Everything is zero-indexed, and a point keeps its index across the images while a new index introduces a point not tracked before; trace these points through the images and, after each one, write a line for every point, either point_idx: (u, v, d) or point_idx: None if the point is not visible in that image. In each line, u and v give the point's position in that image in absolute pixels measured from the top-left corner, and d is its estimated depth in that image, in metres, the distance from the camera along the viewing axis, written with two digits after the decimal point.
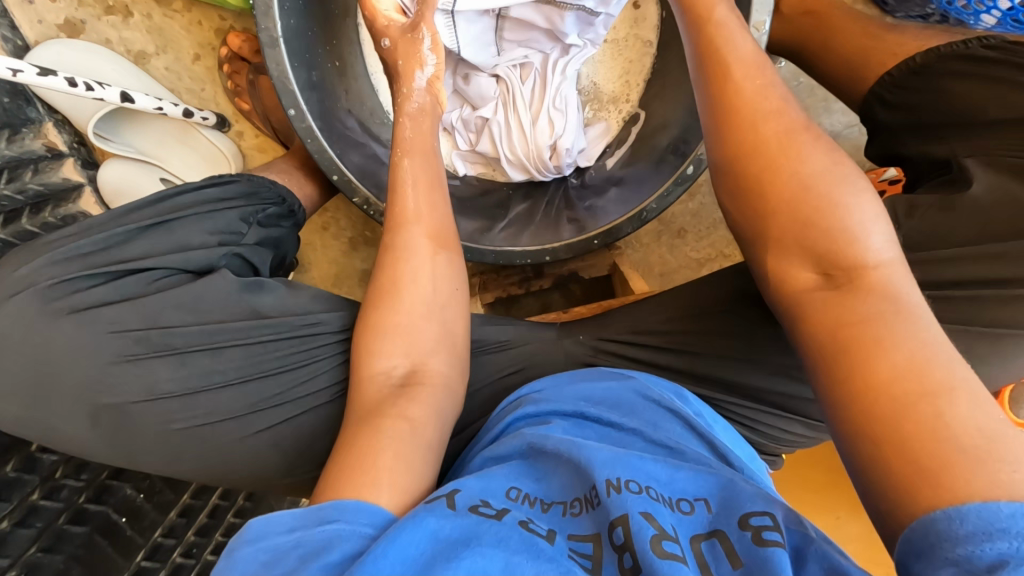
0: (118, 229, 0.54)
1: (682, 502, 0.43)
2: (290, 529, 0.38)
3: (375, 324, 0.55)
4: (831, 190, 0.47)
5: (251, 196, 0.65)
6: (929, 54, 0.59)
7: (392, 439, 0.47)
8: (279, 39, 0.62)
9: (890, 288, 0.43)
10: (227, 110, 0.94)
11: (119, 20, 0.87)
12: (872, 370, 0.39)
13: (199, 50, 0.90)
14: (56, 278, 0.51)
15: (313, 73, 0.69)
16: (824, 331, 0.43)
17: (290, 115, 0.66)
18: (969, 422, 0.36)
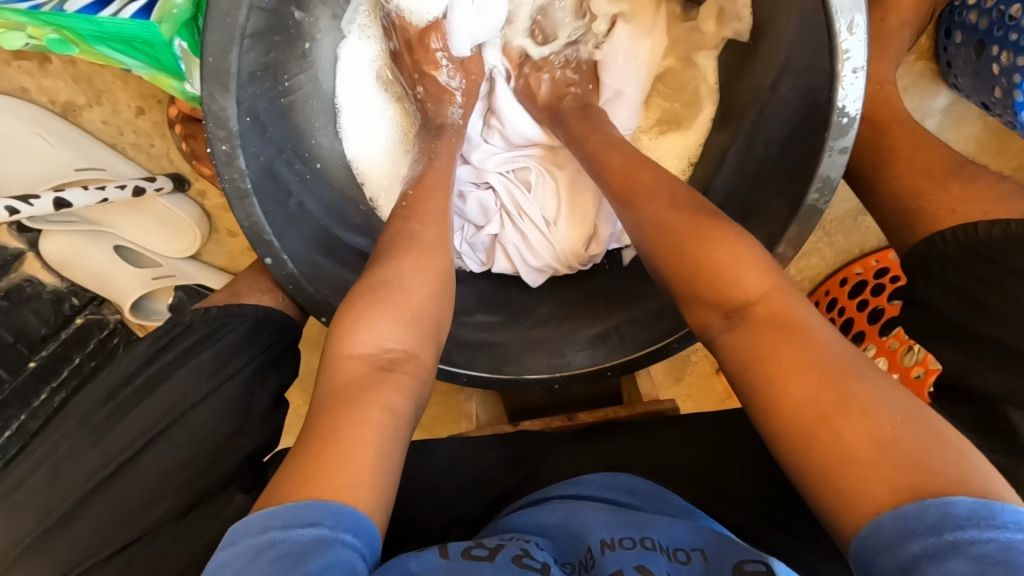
0: (117, 459, 0.55)
1: (679, 551, 0.45)
2: (266, 528, 0.37)
3: (356, 303, 0.49)
4: (721, 241, 0.47)
5: (240, 349, 0.62)
6: (994, 229, 0.54)
7: (375, 435, 0.43)
8: (247, 189, 0.51)
9: (782, 314, 0.43)
10: (185, 167, 0.79)
11: (36, 67, 0.71)
12: (784, 401, 0.40)
13: (141, 102, 0.74)
14: (64, 522, 0.53)
15: (290, 203, 0.58)
16: (732, 372, 0.44)
17: (267, 263, 0.57)
18: (874, 431, 0.36)
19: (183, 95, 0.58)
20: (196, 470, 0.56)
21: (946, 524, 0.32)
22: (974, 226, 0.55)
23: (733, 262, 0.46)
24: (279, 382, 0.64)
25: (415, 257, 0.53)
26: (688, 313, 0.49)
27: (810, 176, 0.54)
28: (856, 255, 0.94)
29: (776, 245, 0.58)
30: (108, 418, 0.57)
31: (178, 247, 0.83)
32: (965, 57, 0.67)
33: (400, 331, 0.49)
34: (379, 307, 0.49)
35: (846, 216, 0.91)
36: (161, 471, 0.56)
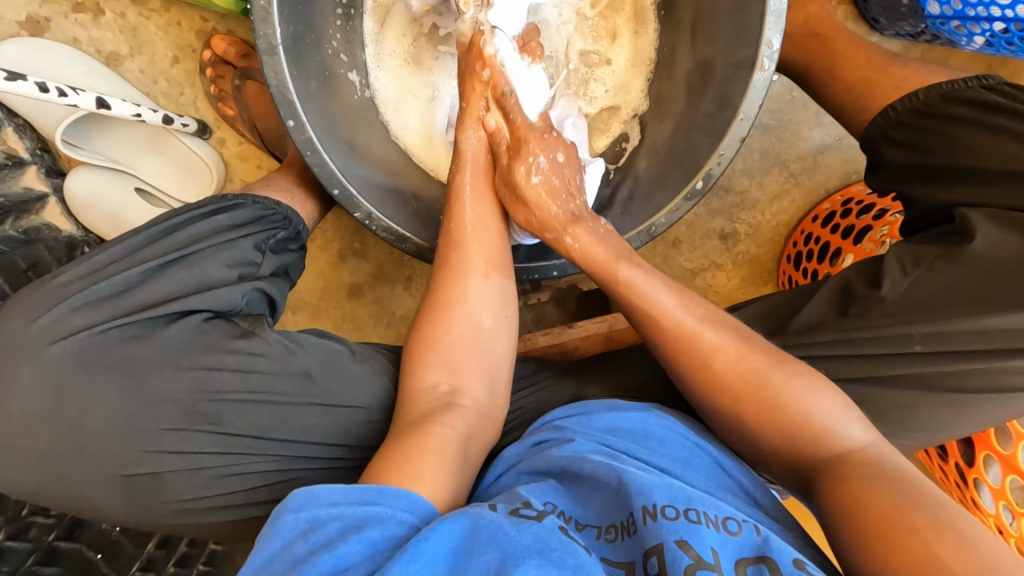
0: (135, 271, 0.53)
1: (728, 521, 0.41)
2: (332, 503, 0.37)
3: (421, 344, 0.56)
4: (800, 398, 0.49)
5: (260, 220, 0.64)
6: (931, 92, 0.63)
7: (443, 441, 0.47)
8: (278, 47, 0.59)
9: (875, 466, 0.44)
10: (208, 115, 0.88)
11: (89, 19, 0.81)
12: (874, 517, 0.40)
13: (178, 52, 0.84)
14: (83, 331, 0.50)
15: (311, 83, 0.66)
16: (824, 510, 0.44)
17: (289, 127, 0.63)
18: (964, 561, 0.36)
19: None
20: (223, 292, 0.55)
21: None
22: (916, 95, 0.64)
23: (812, 403, 0.48)
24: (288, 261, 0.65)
25: (454, 286, 0.59)
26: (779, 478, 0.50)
27: (759, 35, 0.63)
28: (822, 195, 1.03)
29: (734, 119, 0.66)
30: (124, 244, 0.55)
31: (195, 192, 0.90)
32: None
33: (452, 371, 0.55)
34: (435, 351, 0.56)
35: (807, 158, 1.01)
36: (182, 291, 0.54)
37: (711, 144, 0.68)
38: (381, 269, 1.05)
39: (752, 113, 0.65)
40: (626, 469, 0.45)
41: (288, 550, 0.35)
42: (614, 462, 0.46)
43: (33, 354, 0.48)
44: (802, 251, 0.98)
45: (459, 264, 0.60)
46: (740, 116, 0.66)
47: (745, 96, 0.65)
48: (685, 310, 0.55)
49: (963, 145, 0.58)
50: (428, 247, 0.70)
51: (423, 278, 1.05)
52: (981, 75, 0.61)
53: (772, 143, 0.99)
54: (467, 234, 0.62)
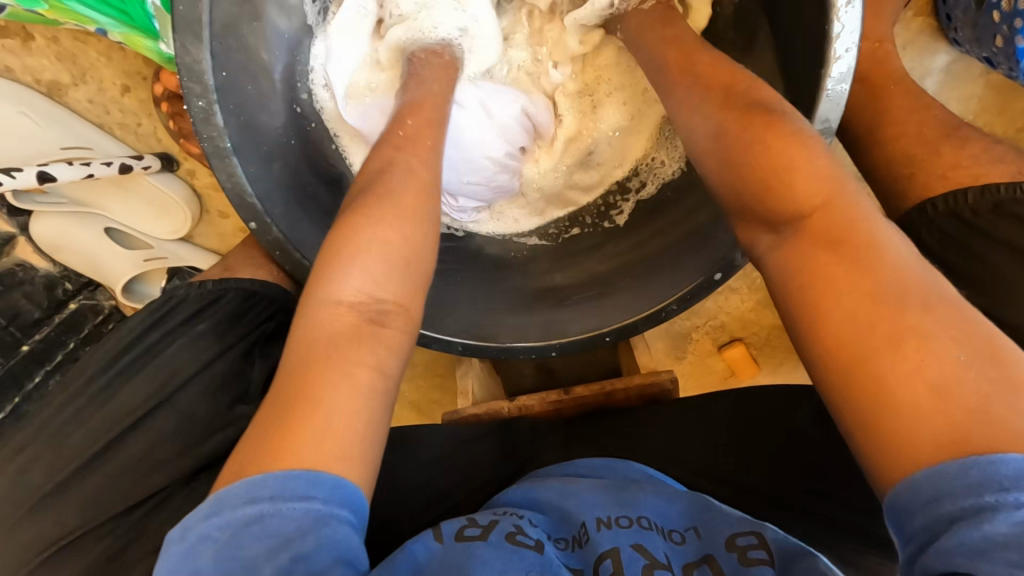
0: (107, 426, 0.51)
1: (673, 533, 0.44)
2: (249, 500, 0.33)
3: (335, 239, 0.44)
4: (783, 138, 0.42)
5: (240, 318, 0.59)
6: (985, 195, 0.51)
7: (347, 392, 0.38)
8: (227, 148, 0.50)
9: (843, 226, 0.38)
10: (173, 147, 0.79)
11: (19, 45, 0.70)
12: (832, 302, 0.36)
13: (126, 79, 0.73)
14: (51, 518, 0.47)
15: (276, 164, 0.56)
16: (786, 288, 0.39)
17: (253, 229, 0.54)
18: (922, 370, 0.31)
19: (158, 55, 0.58)
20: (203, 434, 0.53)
21: (987, 488, 0.27)
22: (964, 193, 0.52)
23: (799, 158, 0.41)
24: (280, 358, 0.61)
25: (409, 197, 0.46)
26: (744, 234, 0.46)
27: (808, 112, 0.52)
28: None
29: None
30: (91, 389, 0.53)
31: (168, 229, 0.83)
32: (965, 9, 0.64)
33: (380, 280, 0.42)
34: (359, 248, 0.43)
35: None
36: (158, 439, 0.52)
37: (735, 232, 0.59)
38: None
39: None
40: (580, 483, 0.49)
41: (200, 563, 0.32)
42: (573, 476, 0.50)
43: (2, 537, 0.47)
44: None
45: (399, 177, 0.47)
46: None
47: None
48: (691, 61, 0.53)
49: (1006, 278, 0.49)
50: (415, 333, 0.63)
51: None
52: None
53: None
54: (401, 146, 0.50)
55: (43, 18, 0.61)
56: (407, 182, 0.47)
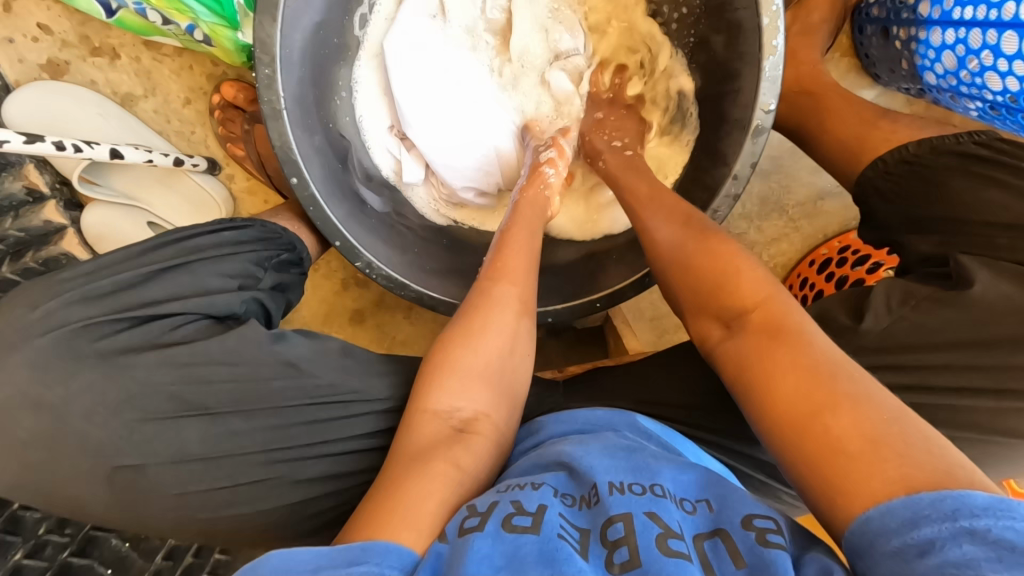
0: (138, 272, 0.61)
1: (685, 501, 0.45)
2: (317, 566, 0.40)
3: (440, 360, 0.59)
4: (729, 256, 0.55)
5: (268, 241, 0.73)
6: (921, 145, 0.63)
7: (439, 478, 0.49)
8: (282, 110, 0.62)
9: (777, 320, 0.48)
10: (219, 153, 0.91)
11: (106, 62, 0.84)
12: (777, 392, 0.44)
13: (190, 93, 0.87)
14: (79, 318, 0.57)
15: (313, 136, 0.68)
16: (738, 376, 0.48)
17: (293, 183, 0.65)
18: (862, 425, 0.39)
19: (234, 44, 0.73)
20: (220, 300, 0.63)
21: (959, 514, 0.33)
22: (905, 147, 0.64)
23: (740, 275, 0.53)
24: (288, 282, 0.74)
25: (489, 315, 0.62)
26: (696, 326, 0.56)
27: (753, 99, 0.64)
28: (821, 240, 1.03)
29: (726, 177, 0.68)
30: (137, 245, 0.63)
31: None
32: (877, 44, 0.80)
33: (471, 397, 0.57)
34: (452, 371, 0.58)
35: (808, 203, 1.01)
36: (177, 293, 0.62)
37: (707, 198, 0.69)
38: (383, 298, 1.07)
39: (745, 172, 0.67)
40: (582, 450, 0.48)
41: None
42: (576, 444, 0.50)
43: (32, 340, 0.55)
44: (797, 296, 0.99)
45: (485, 300, 0.63)
46: (715, 206, 0.68)
47: (739, 154, 0.66)
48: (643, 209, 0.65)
49: (950, 199, 0.59)
50: (427, 295, 0.74)
51: (422, 310, 1.08)
52: (972, 131, 0.61)
53: (771, 188, 1.00)
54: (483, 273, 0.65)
55: (145, 29, 0.76)
56: (502, 293, 0.63)
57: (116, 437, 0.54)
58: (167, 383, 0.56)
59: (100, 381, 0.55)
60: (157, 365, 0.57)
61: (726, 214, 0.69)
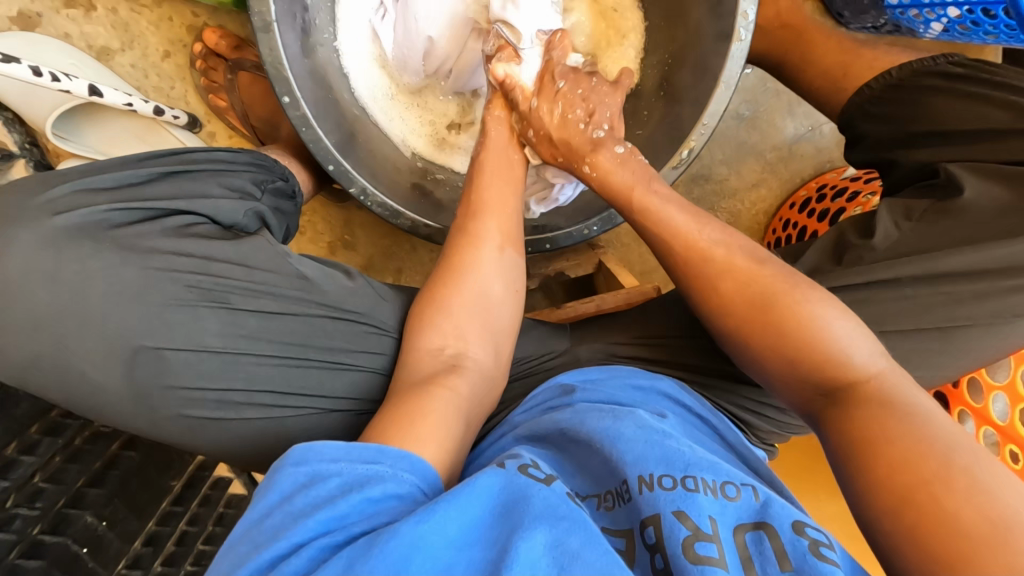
0: (144, 173, 0.59)
1: (728, 486, 0.40)
2: (334, 459, 0.39)
3: (429, 303, 0.58)
4: (817, 307, 0.48)
5: (262, 167, 0.71)
6: (904, 70, 0.67)
7: (437, 404, 0.48)
8: (273, 24, 0.61)
9: (888, 394, 0.41)
10: (199, 109, 0.90)
11: (81, 14, 0.83)
12: (874, 455, 0.38)
13: (168, 46, 0.87)
14: (88, 209, 0.53)
15: (302, 58, 0.67)
16: (833, 442, 0.42)
17: (285, 103, 0.64)
18: (985, 509, 0.33)
19: None
20: (225, 205, 0.60)
21: None
22: (889, 74, 0.68)
23: (840, 332, 0.46)
24: (287, 209, 0.71)
25: (475, 253, 0.61)
26: (779, 385, 0.49)
27: (734, 7, 0.66)
28: (798, 184, 1.07)
29: (714, 88, 0.69)
30: (134, 158, 0.61)
31: None
32: None
33: (458, 335, 0.56)
34: (442, 310, 0.57)
35: (783, 148, 1.05)
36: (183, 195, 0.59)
37: (695, 114, 0.71)
38: (371, 260, 1.05)
39: (734, 78, 0.68)
40: (619, 427, 0.45)
41: (288, 503, 0.37)
42: (605, 418, 0.47)
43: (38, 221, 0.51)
44: (782, 235, 1.02)
45: (474, 236, 0.62)
46: (703, 121, 0.70)
47: (726, 63, 0.67)
48: (700, 231, 0.57)
49: (929, 111, 0.62)
50: (422, 222, 0.73)
51: (412, 271, 1.07)
52: (946, 55, 0.65)
53: (748, 133, 1.03)
54: (485, 212, 0.64)
55: None
56: (491, 233, 0.62)
57: (122, 341, 0.51)
58: (186, 272, 0.54)
59: (112, 267, 0.51)
60: (166, 259, 0.54)
61: (713, 128, 0.71)
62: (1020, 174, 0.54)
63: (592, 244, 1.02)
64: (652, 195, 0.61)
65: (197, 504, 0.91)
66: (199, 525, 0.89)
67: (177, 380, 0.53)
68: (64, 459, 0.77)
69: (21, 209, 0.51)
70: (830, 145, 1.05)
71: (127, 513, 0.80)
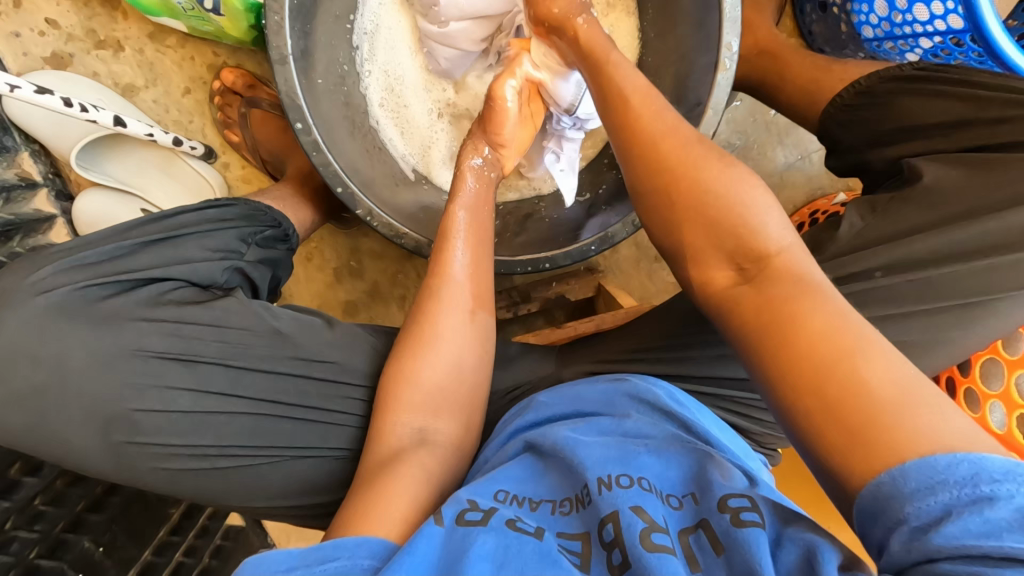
0: (125, 243, 0.59)
1: (670, 496, 0.40)
2: (288, 568, 0.36)
3: (397, 379, 0.57)
4: (737, 182, 0.47)
5: (252, 219, 0.72)
6: (871, 78, 0.69)
7: (402, 484, 0.48)
8: (288, 57, 0.66)
9: (797, 272, 0.43)
10: (215, 141, 0.95)
11: (110, 55, 0.89)
12: (794, 349, 0.38)
13: (190, 83, 0.92)
14: (71, 288, 0.54)
15: (316, 89, 0.72)
16: (748, 325, 0.42)
17: (297, 129, 0.68)
18: (885, 377, 0.35)
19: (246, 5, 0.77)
20: (204, 269, 0.62)
21: (980, 478, 0.30)
22: (859, 83, 0.71)
23: (753, 209, 0.46)
24: (276, 256, 0.73)
25: (441, 316, 0.59)
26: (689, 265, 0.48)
27: (718, 40, 0.70)
28: (791, 211, 1.10)
29: (703, 114, 0.73)
30: (119, 225, 0.61)
31: None
32: (818, 17, 0.91)
33: (424, 414, 0.56)
34: (407, 384, 0.57)
35: (774, 176, 1.09)
36: (163, 263, 0.60)
37: None
38: (375, 287, 1.07)
39: (721, 104, 0.72)
40: (580, 440, 0.45)
41: None
42: (568, 431, 0.47)
43: (25, 302, 0.53)
44: None
45: (446, 296, 0.60)
46: None
47: (712, 93, 0.71)
48: (654, 117, 0.53)
49: (903, 114, 0.65)
50: (425, 242, 0.75)
51: (416, 298, 1.08)
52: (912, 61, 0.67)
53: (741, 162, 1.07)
54: (458, 272, 0.62)
55: (163, 7, 0.80)
56: (465, 296, 0.61)
57: None
58: (157, 343, 0.55)
59: (94, 338, 0.53)
60: (148, 332, 0.55)
61: None
62: (993, 174, 0.57)
63: (591, 269, 1.04)
64: (625, 79, 0.56)
65: (195, 535, 0.89)
66: (194, 557, 0.87)
67: (149, 438, 0.54)
68: (65, 482, 0.77)
69: (13, 291, 0.53)
70: (820, 173, 1.08)
71: (127, 540, 0.79)
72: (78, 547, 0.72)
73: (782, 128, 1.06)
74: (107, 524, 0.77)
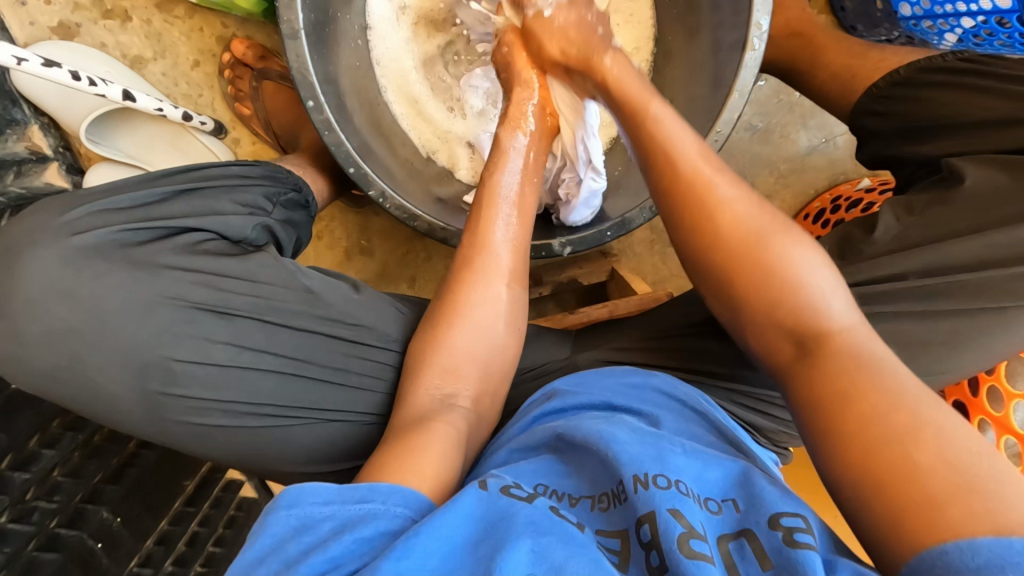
0: (156, 191, 0.59)
1: (710, 500, 0.39)
2: (326, 502, 0.38)
3: (430, 344, 0.58)
4: (800, 266, 0.45)
5: (275, 179, 0.71)
6: (910, 69, 0.67)
7: (435, 439, 0.48)
8: (300, 32, 0.63)
9: (858, 348, 0.40)
10: (225, 116, 0.93)
11: (117, 25, 0.86)
12: (852, 419, 0.36)
13: (199, 56, 0.90)
14: (104, 230, 0.54)
15: (328, 66, 0.70)
16: (807, 395, 0.40)
17: (309, 107, 0.66)
18: (950, 457, 0.32)
19: None
20: (235, 220, 0.61)
21: None
22: (897, 73, 0.67)
23: (813, 282, 0.44)
24: (298, 220, 0.72)
25: (477, 286, 0.60)
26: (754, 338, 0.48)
27: (748, 18, 0.67)
28: (811, 196, 1.07)
29: (728, 96, 0.70)
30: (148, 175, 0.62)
31: None
32: None
33: (457, 376, 0.56)
34: (440, 348, 0.57)
35: (796, 160, 1.06)
36: (191, 213, 0.60)
37: (708, 122, 0.72)
38: (386, 266, 1.06)
39: (747, 87, 0.69)
40: (614, 429, 0.44)
41: (282, 549, 0.36)
42: (598, 420, 0.46)
43: (56, 241, 0.52)
44: None
45: (482, 267, 0.61)
46: (716, 128, 0.71)
47: (738, 73, 0.68)
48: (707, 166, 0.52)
49: (937, 105, 0.62)
50: (438, 225, 0.74)
51: (427, 278, 1.08)
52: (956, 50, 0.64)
53: (762, 145, 1.04)
54: (496, 241, 0.62)
55: None
56: (501, 266, 0.62)
57: (143, 339, 0.52)
58: (194, 294, 0.55)
59: (119, 290, 0.52)
60: (175, 278, 0.54)
61: (727, 136, 0.72)
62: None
63: (605, 253, 1.02)
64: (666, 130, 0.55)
65: (210, 505, 0.90)
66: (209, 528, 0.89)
67: (175, 399, 0.54)
68: (82, 455, 0.78)
69: (41, 231, 0.53)
70: (844, 157, 1.05)
71: (143, 510, 0.81)
72: (97, 518, 0.74)
73: (808, 110, 1.03)
74: (124, 497, 0.79)
